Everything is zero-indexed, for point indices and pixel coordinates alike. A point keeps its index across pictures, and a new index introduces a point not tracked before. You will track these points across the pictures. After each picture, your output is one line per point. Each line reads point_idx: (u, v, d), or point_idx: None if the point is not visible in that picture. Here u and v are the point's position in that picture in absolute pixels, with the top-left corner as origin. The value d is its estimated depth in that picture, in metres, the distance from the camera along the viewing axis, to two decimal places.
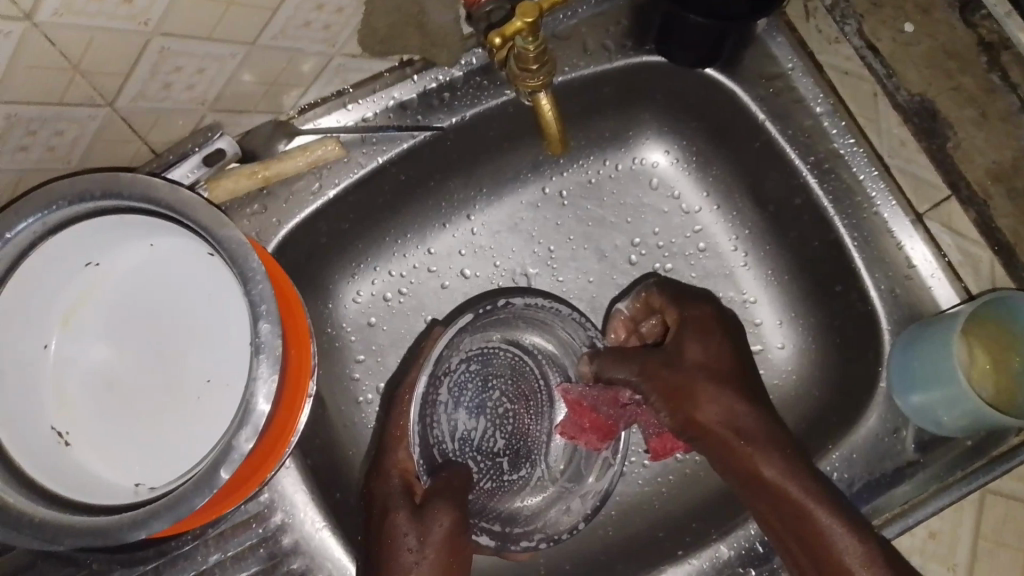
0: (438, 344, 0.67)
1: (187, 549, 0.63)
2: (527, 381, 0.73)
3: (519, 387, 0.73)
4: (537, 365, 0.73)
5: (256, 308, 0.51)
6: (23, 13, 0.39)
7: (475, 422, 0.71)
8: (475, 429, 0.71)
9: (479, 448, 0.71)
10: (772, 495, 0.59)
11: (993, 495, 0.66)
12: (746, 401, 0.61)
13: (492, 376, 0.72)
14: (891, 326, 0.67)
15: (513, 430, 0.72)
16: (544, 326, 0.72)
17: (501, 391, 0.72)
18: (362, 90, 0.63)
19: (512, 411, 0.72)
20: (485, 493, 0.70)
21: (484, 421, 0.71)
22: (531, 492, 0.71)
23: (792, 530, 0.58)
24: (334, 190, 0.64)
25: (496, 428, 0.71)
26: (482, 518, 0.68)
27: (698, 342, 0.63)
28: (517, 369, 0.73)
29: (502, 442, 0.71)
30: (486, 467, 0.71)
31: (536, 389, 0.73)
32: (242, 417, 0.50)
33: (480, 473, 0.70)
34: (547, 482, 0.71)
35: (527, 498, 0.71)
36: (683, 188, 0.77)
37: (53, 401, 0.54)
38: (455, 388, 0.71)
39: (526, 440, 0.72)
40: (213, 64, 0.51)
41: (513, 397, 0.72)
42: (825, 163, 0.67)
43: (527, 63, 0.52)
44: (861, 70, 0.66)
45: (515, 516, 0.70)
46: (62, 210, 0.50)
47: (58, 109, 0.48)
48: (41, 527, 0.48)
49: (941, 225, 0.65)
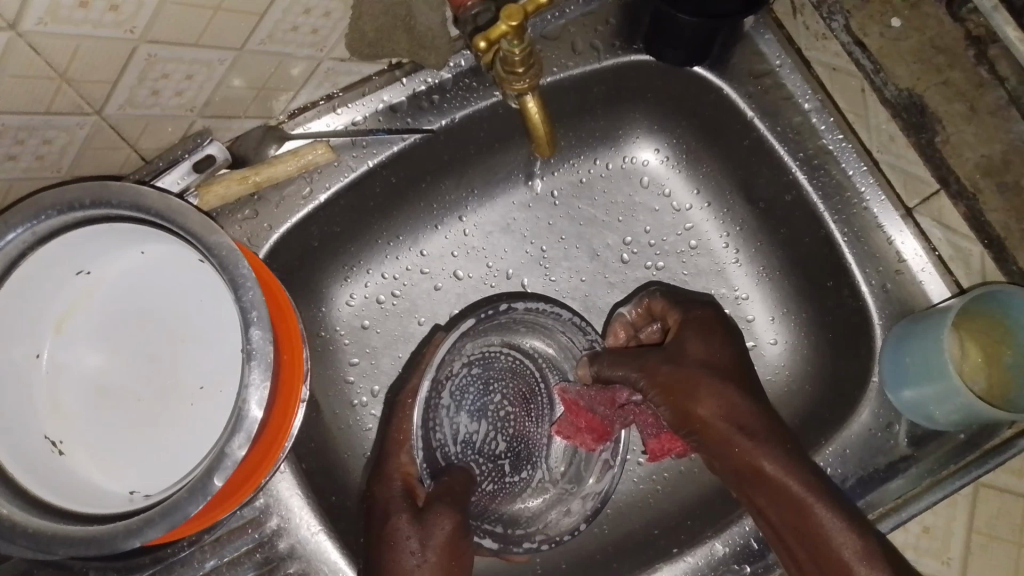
0: (441, 349, 0.65)
1: (182, 555, 0.62)
2: (527, 384, 0.73)
3: (520, 390, 0.73)
4: (537, 368, 0.73)
5: (247, 314, 0.51)
6: (8, 22, 0.39)
7: (477, 426, 0.71)
8: (477, 432, 0.71)
9: (481, 451, 0.71)
10: (770, 489, 0.59)
11: (986, 488, 0.67)
12: (744, 397, 0.61)
13: (493, 379, 0.72)
14: (883, 321, 0.67)
15: (514, 432, 0.72)
16: (544, 330, 0.72)
17: (503, 394, 0.72)
18: (351, 93, 0.63)
19: (515, 413, 0.72)
20: (487, 496, 0.70)
21: (486, 424, 0.71)
22: (532, 495, 0.71)
23: (790, 526, 0.58)
24: (325, 194, 0.63)
25: (497, 431, 0.71)
26: (483, 520, 0.68)
27: (699, 339, 0.63)
28: (517, 372, 0.73)
29: (504, 444, 0.71)
30: (488, 470, 0.71)
31: (536, 392, 0.73)
32: (235, 423, 0.49)
33: (482, 475, 0.70)
34: (547, 484, 0.72)
35: (527, 500, 0.71)
36: (674, 185, 0.77)
37: (46, 410, 0.54)
38: (457, 392, 0.71)
39: (527, 442, 0.72)
40: (201, 70, 0.51)
41: (513, 399, 0.72)
42: (815, 159, 0.67)
43: (513, 67, 0.53)
44: (849, 66, 0.66)
45: (516, 519, 0.70)
46: (52, 220, 0.50)
47: (46, 118, 0.47)
48: (36, 537, 0.48)
49: (931, 219, 0.66)
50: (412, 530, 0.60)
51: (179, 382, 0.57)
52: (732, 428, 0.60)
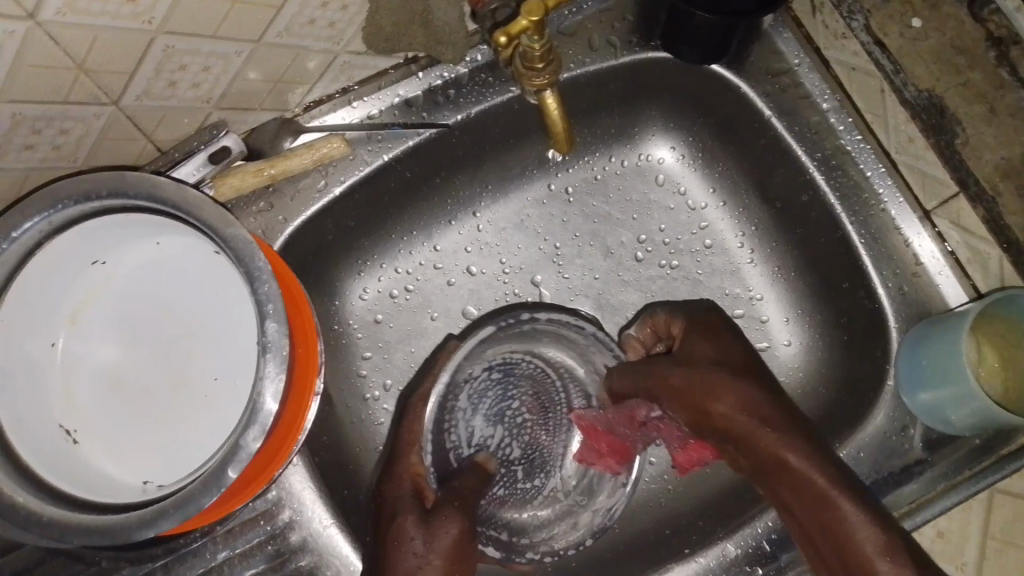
0: (457, 356, 0.68)
1: (195, 547, 0.63)
2: (546, 395, 0.72)
3: (539, 399, 0.71)
4: (560, 379, 0.72)
5: (262, 307, 0.51)
6: (27, 12, 0.40)
7: (491, 430, 0.70)
8: (492, 437, 0.69)
9: (496, 456, 0.69)
10: (799, 486, 0.58)
11: (1001, 493, 0.66)
12: (762, 391, 0.60)
13: (514, 385, 0.71)
14: (899, 323, 0.66)
15: (529, 440, 0.70)
16: (565, 339, 0.71)
17: (522, 401, 0.71)
18: (367, 87, 0.63)
19: (533, 421, 0.71)
20: (496, 501, 0.69)
21: (502, 429, 0.70)
22: (542, 504, 0.70)
23: (818, 523, 0.58)
24: (339, 188, 0.63)
25: (512, 438, 0.70)
26: (490, 526, 0.68)
27: (707, 343, 0.63)
28: (538, 380, 0.72)
29: (518, 451, 0.70)
30: (501, 475, 0.69)
31: (557, 403, 0.71)
32: (249, 416, 0.50)
33: (494, 481, 0.69)
34: (558, 494, 0.70)
35: (536, 509, 0.70)
36: (690, 184, 0.77)
37: (61, 400, 0.55)
38: (475, 396, 0.70)
39: (542, 450, 0.71)
40: (218, 63, 0.51)
41: (533, 408, 0.71)
42: (833, 159, 0.66)
43: (533, 62, 0.52)
44: (868, 65, 0.65)
45: (522, 527, 0.69)
46: (69, 210, 0.50)
47: (63, 108, 0.48)
48: (51, 526, 0.48)
49: (948, 220, 0.65)
50: (417, 528, 0.59)
51: (192, 374, 0.57)
52: (754, 423, 0.60)
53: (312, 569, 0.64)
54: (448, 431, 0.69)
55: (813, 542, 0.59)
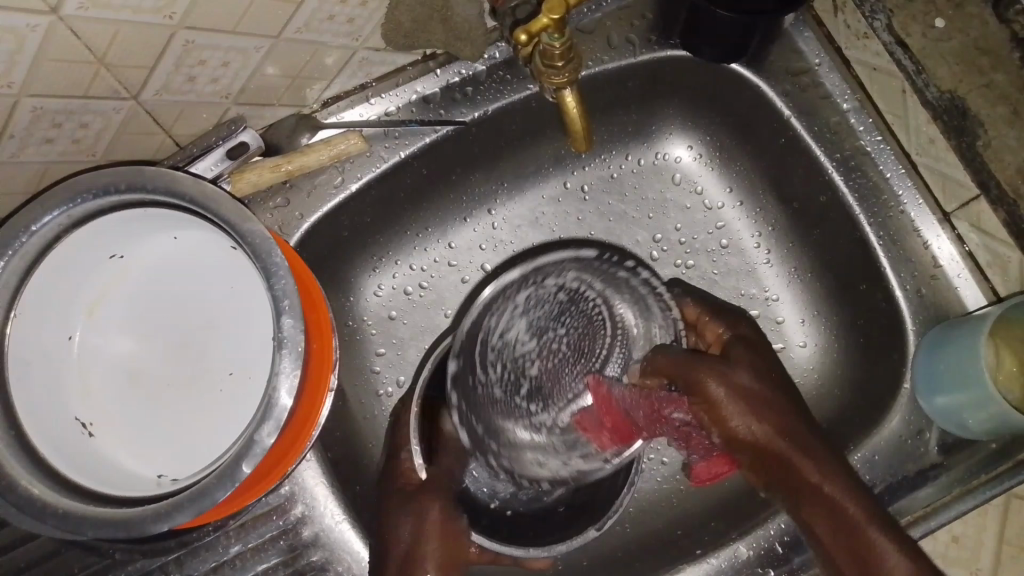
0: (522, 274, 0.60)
1: (208, 540, 0.63)
2: (595, 330, 0.57)
3: (587, 339, 0.57)
4: (613, 338, 0.57)
5: (279, 302, 0.51)
6: (49, 6, 0.40)
7: (528, 340, 0.58)
8: (523, 343, 0.58)
9: (514, 359, 0.58)
10: (832, 511, 0.57)
11: (1018, 498, 0.66)
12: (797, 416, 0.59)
13: (570, 316, 0.58)
14: (917, 327, 0.66)
15: (551, 368, 0.56)
16: (642, 300, 0.58)
17: (569, 330, 0.58)
18: (385, 84, 0.63)
19: (568, 360, 0.57)
20: (486, 395, 0.58)
21: (536, 344, 0.58)
22: (525, 430, 0.56)
23: (843, 549, 0.57)
24: (356, 184, 0.63)
25: (542, 355, 0.57)
26: (468, 415, 0.59)
27: (746, 357, 0.61)
28: (593, 327, 0.58)
29: (538, 371, 0.57)
30: (503, 375, 0.57)
31: (606, 343, 0.57)
32: (265, 411, 0.50)
33: (496, 382, 0.57)
34: (543, 428, 0.56)
35: (518, 432, 0.56)
36: (707, 183, 0.77)
37: (77, 393, 0.55)
38: (535, 299, 0.59)
39: (555, 386, 0.56)
40: (238, 58, 0.51)
41: (576, 341, 0.57)
42: (852, 160, 0.66)
43: (553, 61, 0.52)
44: (891, 66, 0.64)
45: (496, 429, 0.57)
46: (88, 204, 0.50)
47: (83, 102, 0.48)
48: (66, 518, 0.48)
49: (968, 224, 0.64)
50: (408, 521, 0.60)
51: (208, 368, 0.57)
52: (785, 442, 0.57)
53: (323, 566, 0.64)
54: (486, 338, 0.59)
55: (831, 560, 0.58)
